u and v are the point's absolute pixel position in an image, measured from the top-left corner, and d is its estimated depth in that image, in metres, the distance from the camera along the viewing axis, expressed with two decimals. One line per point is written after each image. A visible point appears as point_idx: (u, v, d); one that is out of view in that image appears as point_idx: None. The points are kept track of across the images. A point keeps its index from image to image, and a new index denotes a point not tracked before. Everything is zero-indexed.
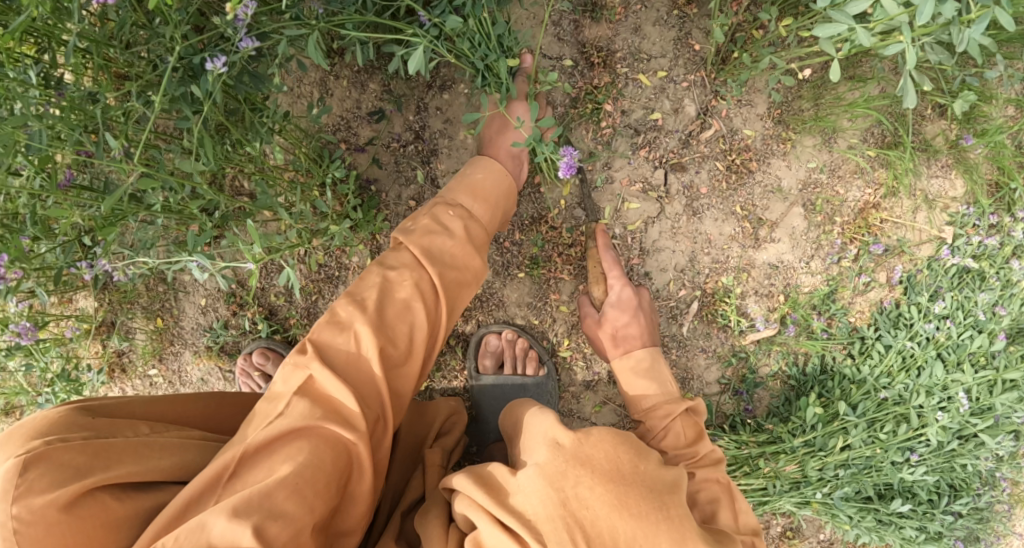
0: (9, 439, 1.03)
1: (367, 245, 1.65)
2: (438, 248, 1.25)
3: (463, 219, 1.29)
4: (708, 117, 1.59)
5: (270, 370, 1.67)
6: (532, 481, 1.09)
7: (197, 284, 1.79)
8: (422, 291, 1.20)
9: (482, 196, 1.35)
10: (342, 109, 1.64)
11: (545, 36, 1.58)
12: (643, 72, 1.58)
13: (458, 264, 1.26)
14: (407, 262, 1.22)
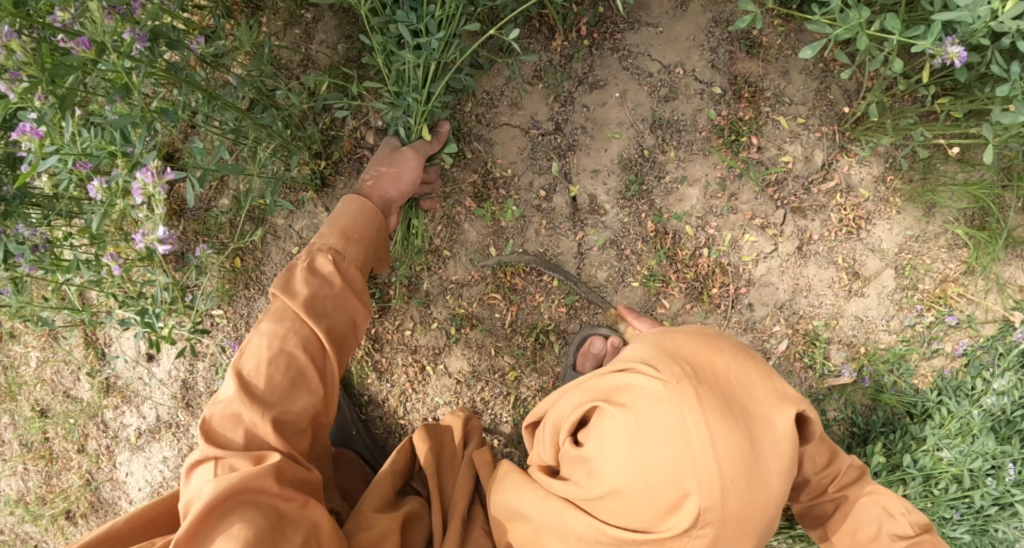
0: None
1: (489, 225, 1.61)
2: (324, 306, 1.23)
3: (338, 267, 1.27)
4: (831, 169, 1.66)
5: None
6: (631, 348, 1.06)
7: (292, 232, 1.74)
8: (308, 350, 1.18)
9: (353, 236, 1.32)
10: (490, 85, 1.60)
11: (700, 59, 1.62)
12: (783, 114, 1.64)
13: (336, 312, 1.24)
14: (287, 324, 1.18)
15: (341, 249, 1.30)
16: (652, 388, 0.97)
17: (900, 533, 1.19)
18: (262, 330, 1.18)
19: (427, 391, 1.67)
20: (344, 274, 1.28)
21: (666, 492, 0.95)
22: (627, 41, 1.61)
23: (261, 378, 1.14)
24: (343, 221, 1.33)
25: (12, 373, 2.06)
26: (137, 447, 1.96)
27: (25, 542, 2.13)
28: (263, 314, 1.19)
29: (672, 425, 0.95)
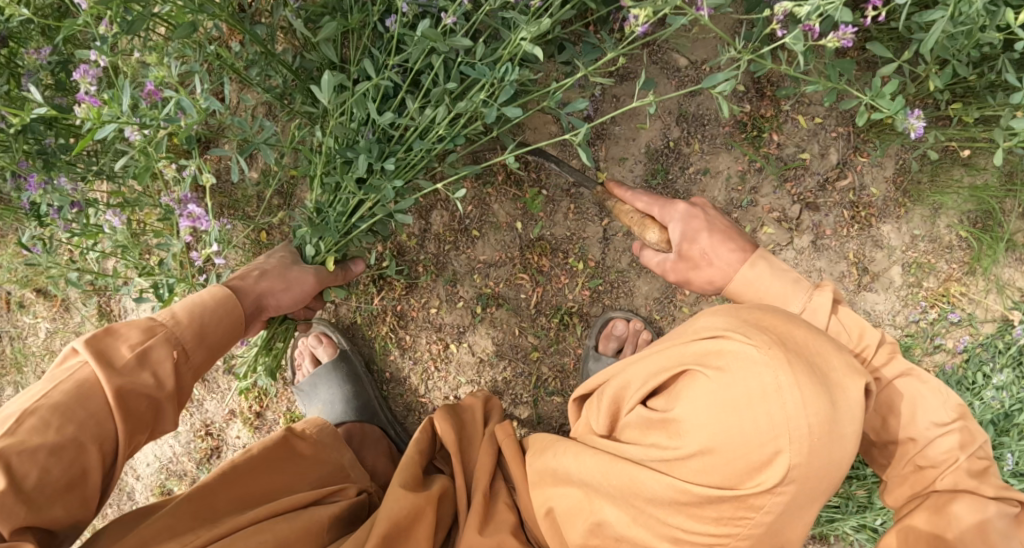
0: None
1: (519, 207, 1.64)
2: (137, 406, 1.04)
3: (168, 370, 1.07)
4: (845, 168, 1.72)
5: (320, 354, 1.68)
6: (707, 318, 1.03)
7: None
8: (102, 454, 1.01)
9: (205, 338, 1.14)
10: None
11: (726, 57, 1.68)
12: (803, 114, 1.69)
13: (151, 414, 1.07)
14: (88, 404, 1.00)
15: (183, 345, 1.11)
16: (742, 351, 0.94)
17: (939, 421, 1.11)
18: (53, 401, 0.98)
19: (449, 369, 1.70)
20: (178, 380, 1.09)
21: (758, 451, 0.92)
22: (657, 37, 1.67)
23: (33, 466, 0.95)
24: (195, 309, 1.15)
25: (19, 343, 2.05)
26: None
27: None
28: (63, 379, 0.99)
29: (766, 386, 0.92)
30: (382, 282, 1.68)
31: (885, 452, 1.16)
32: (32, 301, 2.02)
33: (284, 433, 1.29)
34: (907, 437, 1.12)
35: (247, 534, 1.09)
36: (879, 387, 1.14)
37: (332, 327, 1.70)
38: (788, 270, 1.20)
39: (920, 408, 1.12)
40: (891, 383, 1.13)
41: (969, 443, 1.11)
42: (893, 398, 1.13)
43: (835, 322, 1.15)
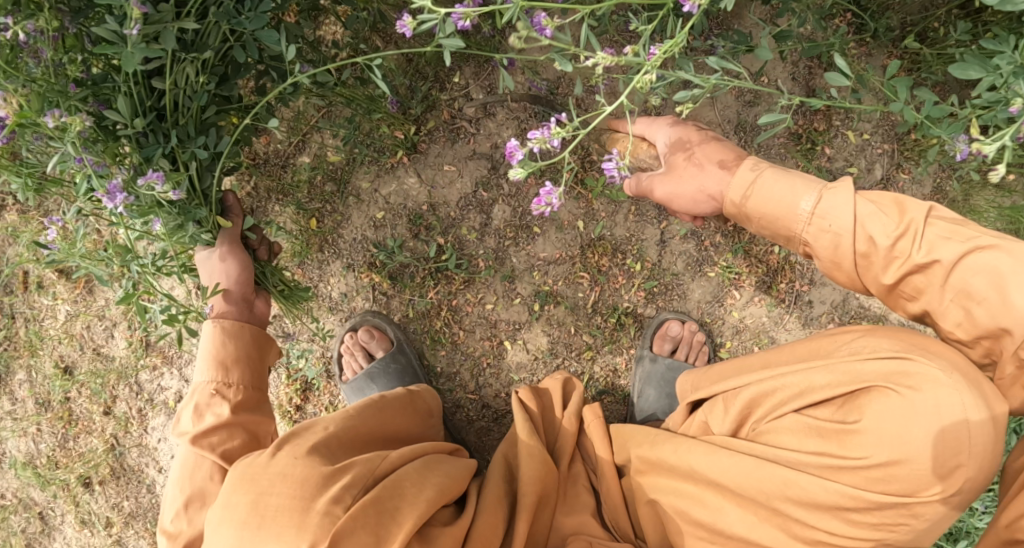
0: (285, 512, 0.97)
1: (581, 205, 1.65)
2: (219, 437, 1.18)
3: (222, 392, 1.21)
4: (888, 184, 1.77)
5: (373, 348, 1.62)
6: (870, 334, 1.07)
7: (379, 195, 1.66)
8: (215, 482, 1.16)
9: (239, 359, 1.26)
10: (592, 71, 1.65)
11: (783, 71, 1.73)
12: (852, 129, 1.74)
13: (237, 438, 1.20)
14: (194, 469, 1.16)
15: (225, 373, 1.23)
16: (930, 371, 0.99)
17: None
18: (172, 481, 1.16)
19: (502, 365, 1.69)
20: (235, 401, 1.22)
21: (937, 464, 0.97)
22: (719, 46, 1.70)
23: (184, 521, 1.12)
24: (215, 342, 1.25)
25: (37, 326, 1.98)
26: (174, 412, 1.89)
27: (28, 510, 2.03)
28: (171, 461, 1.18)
29: (953, 405, 0.97)
30: (438, 275, 1.66)
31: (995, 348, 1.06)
32: (56, 283, 1.96)
33: (407, 391, 1.33)
34: (999, 323, 1.03)
35: (425, 463, 1.14)
36: (943, 274, 1.05)
37: (386, 322, 1.65)
38: (796, 174, 1.18)
39: (1005, 286, 1.01)
40: (957, 263, 1.04)
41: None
42: (968, 281, 1.04)
43: (864, 205, 1.09)
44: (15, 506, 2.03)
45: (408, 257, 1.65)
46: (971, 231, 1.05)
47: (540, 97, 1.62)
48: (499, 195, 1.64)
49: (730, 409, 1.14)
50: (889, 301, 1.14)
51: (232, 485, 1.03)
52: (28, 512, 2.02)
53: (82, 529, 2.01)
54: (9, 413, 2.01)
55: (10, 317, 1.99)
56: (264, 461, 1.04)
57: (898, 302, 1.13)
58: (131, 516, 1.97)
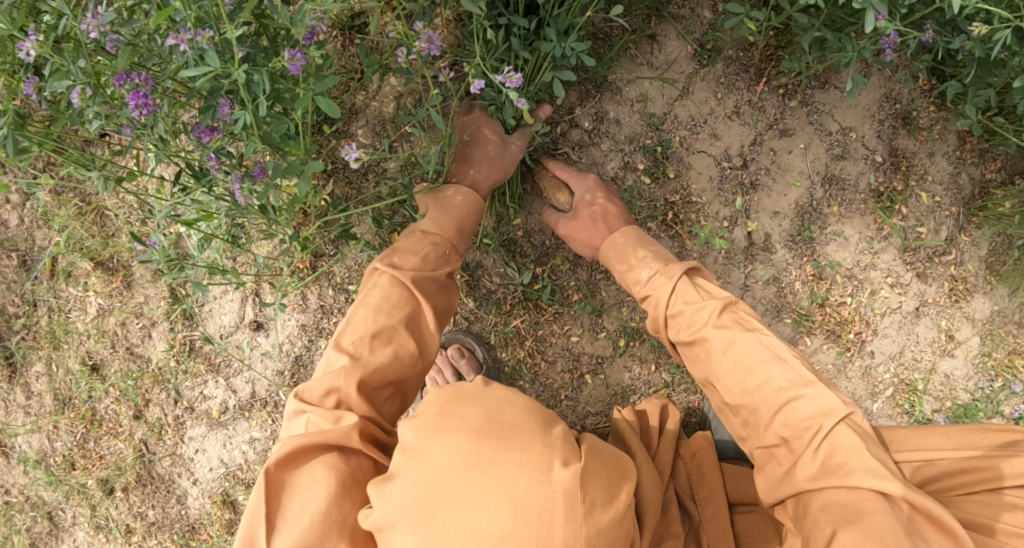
0: (527, 433, 1.15)
1: (674, 243, 1.64)
2: (427, 285, 1.33)
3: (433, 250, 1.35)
4: (951, 244, 1.77)
5: (463, 368, 1.59)
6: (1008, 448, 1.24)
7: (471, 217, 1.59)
8: (412, 327, 1.28)
9: (459, 230, 1.41)
10: (696, 110, 1.64)
11: (870, 128, 1.73)
12: (925, 190, 1.76)
13: (438, 296, 1.35)
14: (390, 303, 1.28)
15: (439, 233, 1.39)
16: None
17: (793, 378, 1.11)
18: (371, 304, 1.26)
19: (579, 399, 1.66)
20: (440, 264, 1.37)
21: None
22: (816, 97, 1.70)
23: (377, 348, 1.23)
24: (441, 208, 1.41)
25: (63, 315, 1.86)
26: (216, 423, 1.77)
27: (35, 509, 1.91)
28: (374, 287, 1.29)
29: None
30: (525, 303, 1.62)
31: (746, 417, 1.15)
32: (89, 272, 1.83)
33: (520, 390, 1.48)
34: (759, 396, 1.13)
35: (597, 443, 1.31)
36: (716, 348, 1.18)
37: (476, 342, 1.61)
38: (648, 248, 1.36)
39: (770, 368, 1.13)
40: (729, 343, 1.17)
41: (831, 411, 1.08)
42: (742, 354, 1.15)
43: (684, 287, 1.26)
44: (21, 504, 1.90)
45: (496, 282, 1.60)
46: (757, 323, 1.19)
47: (647, 134, 1.61)
48: None
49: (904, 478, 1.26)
50: (682, 357, 1.26)
51: (452, 400, 1.17)
52: (36, 511, 1.90)
53: (96, 534, 1.89)
54: (25, 406, 1.89)
55: (32, 304, 1.86)
56: (482, 390, 1.20)
57: (687, 361, 1.25)
58: (154, 525, 1.86)
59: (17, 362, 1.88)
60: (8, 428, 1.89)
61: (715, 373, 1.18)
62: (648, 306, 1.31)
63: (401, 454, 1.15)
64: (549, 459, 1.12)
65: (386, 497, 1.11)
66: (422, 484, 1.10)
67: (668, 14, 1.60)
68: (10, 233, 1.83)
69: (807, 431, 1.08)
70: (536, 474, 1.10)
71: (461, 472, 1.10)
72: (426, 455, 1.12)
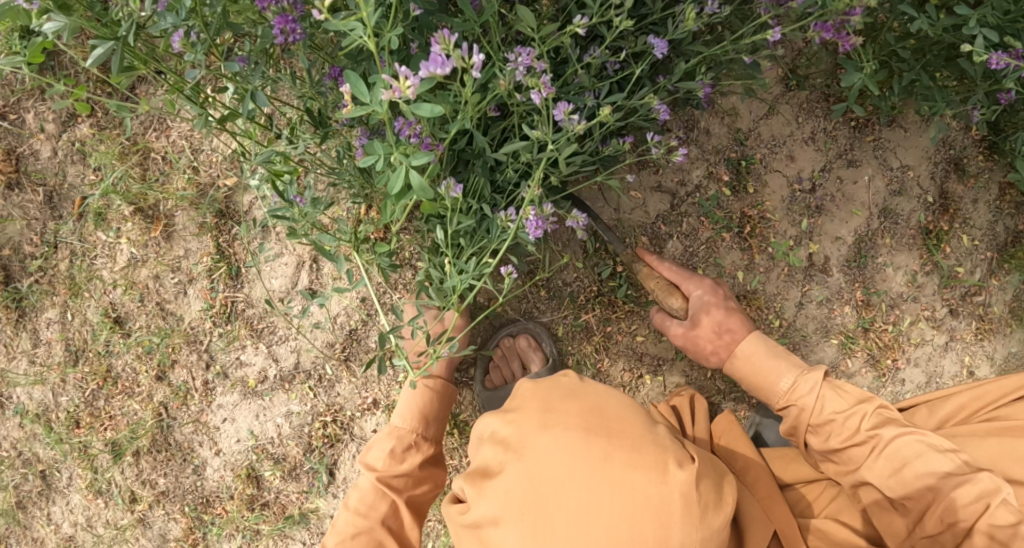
0: (635, 429, 1.14)
1: (743, 255, 1.67)
2: (399, 481, 1.37)
3: (404, 450, 1.40)
4: (983, 286, 1.85)
5: (531, 357, 1.57)
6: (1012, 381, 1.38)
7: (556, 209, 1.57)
8: (389, 523, 1.34)
9: (430, 420, 1.46)
10: (778, 131, 1.67)
11: (925, 169, 1.79)
12: (966, 232, 1.83)
13: (416, 481, 1.40)
14: (372, 502, 1.35)
15: (409, 431, 1.43)
16: None
17: (951, 470, 1.19)
18: (353, 508, 1.34)
19: (636, 398, 1.64)
20: (415, 458, 1.41)
21: None
22: (882, 133, 1.75)
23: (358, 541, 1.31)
24: (414, 402, 1.45)
25: (88, 260, 1.74)
26: (251, 393, 1.69)
27: (28, 466, 1.80)
28: (353, 492, 1.37)
29: None
30: (595, 300, 1.61)
31: (912, 511, 1.22)
32: (124, 219, 1.71)
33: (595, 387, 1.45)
34: (924, 485, 1.20)
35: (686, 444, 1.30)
36: (879, 448, 1.25)
37: (544, 334, 1.59)
38: (780, 350, 1.42)
39: (928, 460, 1.21)
40: (891, 443, 1.25)
41: (990, 492, 1.14)
42: (900, 450, 1.23)
43: (831, 389, 1.33)
44: (14, 459, 1.79)
45: (573, 274, 1.59)
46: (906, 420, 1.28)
47: (730, 147, 1.65)
48: (672, 230, 1.63)
49: (937, 411, 1.42)
50: (833, 462, 1.32)
51: (555, 397, 1.19)
52: (29, 468, 1.79)
53: (94, 499, 1.79)
54: (31, 353, 1.78)
55: (52, 246, 1.74)
56: (581, 387, 1.22)
57: (840, 466, 1.31)
58: (164, 495, 1.76)
59: (27, 307, 1.77)
60: (9, 376, 1.78)
61: (885, 478, 1.24)
62: (791, 415, 1.36)
63: (504, 449, 1.16)
64: (664, 458, 1.10)
65: (495, 493, 1.13)
66: (533, 479, 1.11)
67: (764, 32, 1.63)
68: (41, 165, 1.72)
69: (967, 518, 1.15)
70: (651, 474, 1.09)
71: (572, 470, 1.10)
72: (532, 451, 1.13)
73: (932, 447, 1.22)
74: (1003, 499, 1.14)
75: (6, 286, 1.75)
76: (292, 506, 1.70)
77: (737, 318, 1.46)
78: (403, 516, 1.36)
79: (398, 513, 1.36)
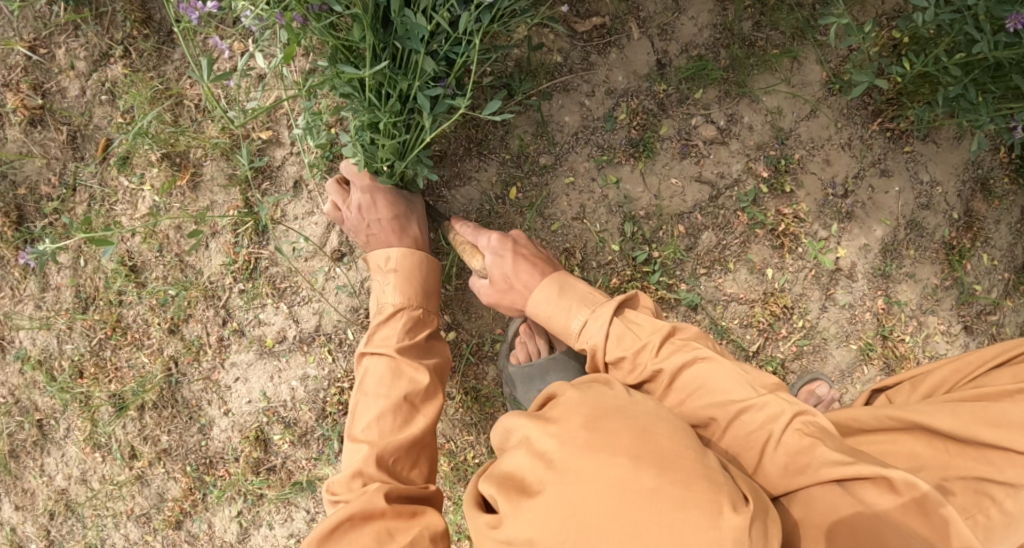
0: (684, 460, 0.97)
1: (771, 251, 1.67)
2: (412, 353, 1.37)
3: (407, 320, 1.41)
4: (999, 306, 1.83)
5: (558, 337, 1.55)
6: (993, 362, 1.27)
7: (597, 190, 1.60)
8: (411, 397, 1.32)
9: (426, 293, 1.47)
10: (818, 133, 1.67)
11: (952, 185, 1.76)
12: (987, 251, 1.80)
13: (427, 354, 1.41)
14: (392, 379, 1.33)
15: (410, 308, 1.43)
16: None
17: (736, 395, 1.14)
18: (366, 392, 1.33)
19: None
20: (419, 330, 1.41)
21: None
22: (915, 146, 1.74)
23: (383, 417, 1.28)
24: (402, 277, 1.46)
25: (106, 205, 1.69)
26: (268, 353, 1.66)
27: (24, 414, 1.74)
28: (365, 380, 1.35)
29: None
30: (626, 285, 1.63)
31: (710, 442, 1.16)
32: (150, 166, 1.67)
33: None
34: (708, 415, 1.15)
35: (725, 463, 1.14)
36: (666, 382, 1.19)
37: None
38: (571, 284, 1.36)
39: (709, 388, 1.16)
40: (679, 373, 1.19)
41: (777, 414, 1.09)
42: (693, 382, 1.18)
43: (619, 322, 1.27)
44: (9, 406, 1.73)
45: (607, 257, 1.61)
46: (697, 346, 1.22)
47: (768, 144, 1.64)
48: (706, 220, 1.64)
49: (918, 387, 1.33)
50: None
51: (601, 415, 1.02)
52: (25, 417, 1.74)
53: (91, 453, 1.73)
54: (38, 298, 1.72)
55: (71, 188, 1.69)
56: (628, 403, 1.04)
57: None
58: (166, 453, 1.71)
59: (38, 250, 1.71)
60: (14, 320, 1.73)
61: (680, 410, 1.19)
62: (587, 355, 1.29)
63: (541, 466, 0.99)
64: (718, 499, 0.93)
65: (525, 515, 0.96)
66: (573, 508, 0.94)
67: (812, 36, 1.63)
68: (67, 103, 1.67)
69: (756, 446, 1.09)
70: (702, 516, 0.92)
71: (618, 504, 0.93)
72: (575, 472, 0.96)
73: (725, 375, 1.16)
74: (796, 417, 1.09)
75: (19, 227, 1.70)
76: (300, 473, 1.67)
77: (528, 263, 1.40)
78: (422, 384, 1.34)
79: (417, 381, 1.34)
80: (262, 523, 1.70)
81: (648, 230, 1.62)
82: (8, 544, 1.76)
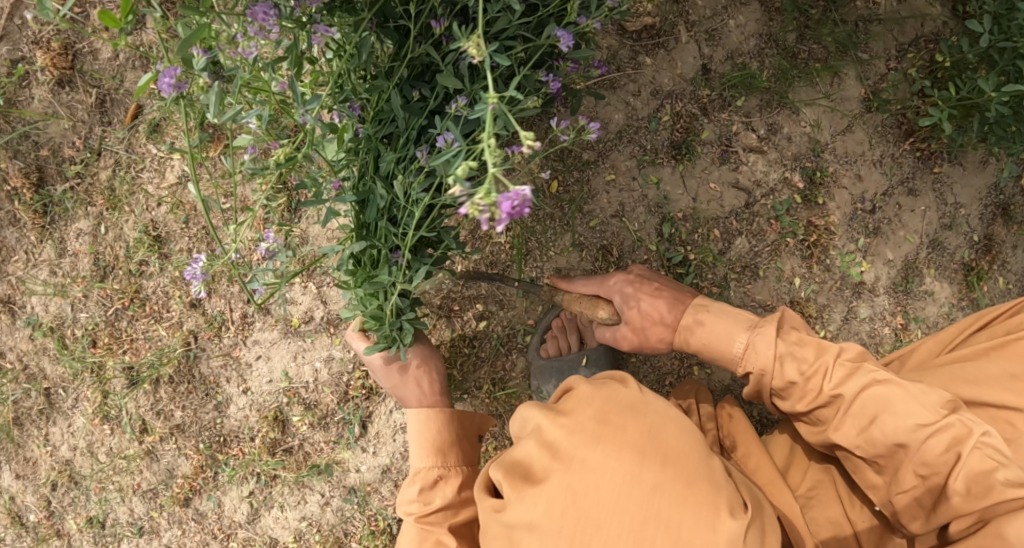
0: (687, 461, 0.97)
1: (798, 261, 1.69)
2: (435, 517, 1.28)
3: (425, 483, 1.32)
4: None
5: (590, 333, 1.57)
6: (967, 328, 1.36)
7: (635, 189, 1.62)
8: None
9: (445, 446, 1.37)
10: (851, 148, 1.69)
11: (974, 209, 1.76)
12: (1003, 275, 1.79)
13: (456, 509, 1.30)
14: (416, 542, 1.27)
15: (429, 466, 1.35)
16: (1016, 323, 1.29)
17: (921, 422, 1.08)
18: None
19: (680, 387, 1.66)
20: (441, 489, 1.32)
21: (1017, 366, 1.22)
22: (941, 167, 1.74)
23: None
24: (422, 434, 1.39)
25: (132, 172, 1.65)
26: (293, 332, 1.65)
27: (31, 382, 1.69)
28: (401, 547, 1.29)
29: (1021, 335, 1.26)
30: None
31: (888, 467, 1.14)
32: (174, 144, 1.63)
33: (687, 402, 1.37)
34: (894, 442, 1.10)
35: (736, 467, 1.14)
36: (846, 406, 1.14)
37: None
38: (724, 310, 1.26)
39: (896, 411, 1.10)
40: (858, 397, 1.13)
41: (963, 438, 1.06)
42: (869, 401, 1.12)
43: (786, 345, 1.20)
44: (16, 373, 1.68)
45: (644, 255, 1.63)
46: (871, 367, 1.15)
47: (803, 156, 1.67)
48: (738, 228, 1.66)
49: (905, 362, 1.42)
50: (811, 420, 1.21)
51: (608, 409, 1.01)
52: (31, 385, 1.69)
53: (99, 425, 1.69)
54: (53, 264, 1.67)
55: (95, 153, 1.65)
56: (637, 397, 1.03)
57: (817, 426, 1.21)
58: (178, 430, 1.68)
59: (57, 214, 1.66)
60: (27, 285, 1.68)
61: (862, 436, 1.13)
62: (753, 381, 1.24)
63: (547, 455, 0.99)
64: (718, 500, 0.94)
65: (528, 501, 0.96)
66: (576, 499, 0.95)
67: (853, 53, 1.65)
68: (98, 66, 1.63)
69: (944, 469, 1.07)
70: (700, 517, 0.93)
71: (620, 497, 0.94)
72: (580, 463, 0.97)
73: (904, 395, 1.10)
74: (981, 442, 1.06)
75: (38, 190, 1.65)
76: (318, 455, 1.66)
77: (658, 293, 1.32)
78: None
79: (444, 545, 1.26)
80: (274, 505, 1.67)
81: (681, 232, 1.64)
82: (5, 514, 1.71)
